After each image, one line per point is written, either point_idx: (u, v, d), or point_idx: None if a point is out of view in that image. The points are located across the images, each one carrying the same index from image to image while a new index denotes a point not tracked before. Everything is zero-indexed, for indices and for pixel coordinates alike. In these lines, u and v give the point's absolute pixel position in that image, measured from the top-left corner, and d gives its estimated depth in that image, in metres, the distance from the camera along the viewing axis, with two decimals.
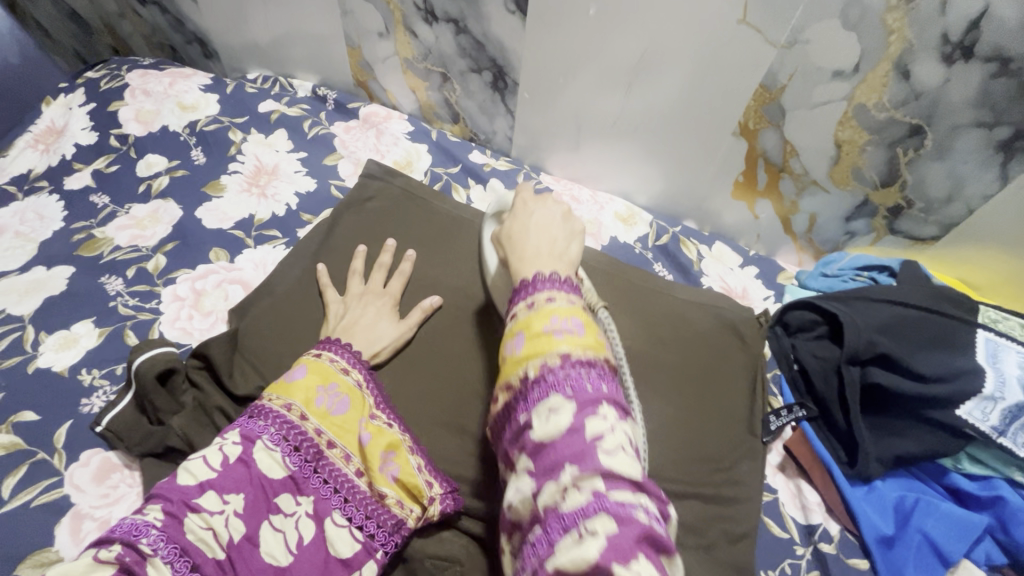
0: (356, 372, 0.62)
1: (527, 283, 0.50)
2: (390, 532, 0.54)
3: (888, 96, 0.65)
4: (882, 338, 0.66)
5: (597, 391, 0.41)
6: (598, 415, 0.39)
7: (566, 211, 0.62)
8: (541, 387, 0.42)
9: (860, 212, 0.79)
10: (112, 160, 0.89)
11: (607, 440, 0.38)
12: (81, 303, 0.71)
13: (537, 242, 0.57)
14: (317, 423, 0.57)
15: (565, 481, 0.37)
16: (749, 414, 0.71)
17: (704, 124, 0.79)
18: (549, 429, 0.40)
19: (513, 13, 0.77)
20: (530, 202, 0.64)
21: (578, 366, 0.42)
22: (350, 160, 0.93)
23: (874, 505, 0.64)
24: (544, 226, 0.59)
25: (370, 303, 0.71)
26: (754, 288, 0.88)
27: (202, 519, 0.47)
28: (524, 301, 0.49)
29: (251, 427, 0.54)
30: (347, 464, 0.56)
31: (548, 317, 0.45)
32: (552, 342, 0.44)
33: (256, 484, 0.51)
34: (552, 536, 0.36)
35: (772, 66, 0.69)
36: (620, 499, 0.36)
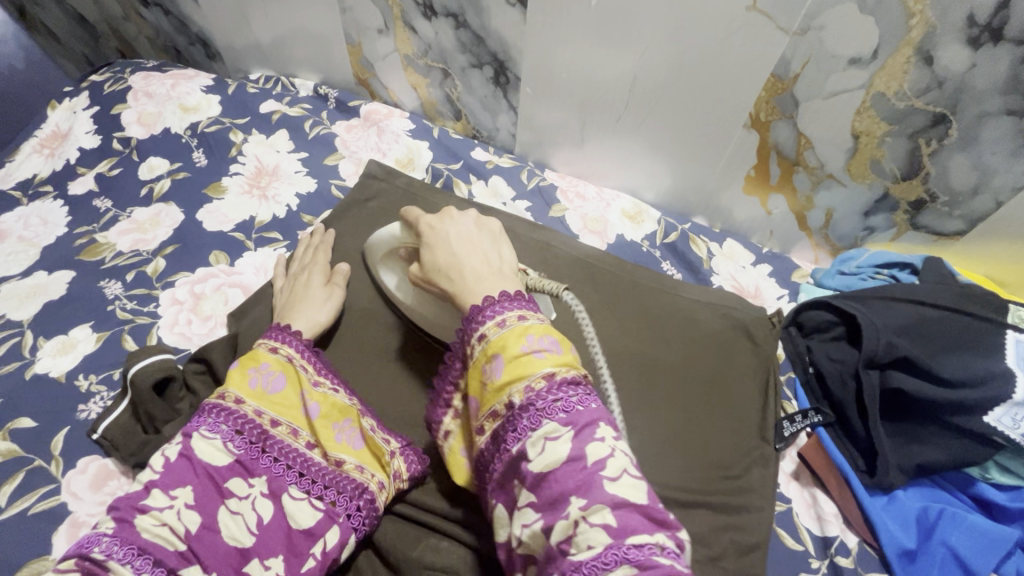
0: (288, 347, 0.59)
1: (485, 301, 0.47)
2: (351, 496, 0.53)
3: (909, 83, 0.62)
4: (902, 340, 0.62)
5: (589, 412, 0.40)
6: (597, 439, 0.39)
7: (477, 217, 0.55)
8: (530, 413, 0.41)
9: (879, 206, 0.75)
10: (115, 163, 0.89)
11: (609, 466, 0.38)
12: (80, 308, 0.71)
13: (474, 262, 0.51)
14: (256, 404, 0.54)
15: (573, 514, 0.37)
16: (762, 419, 0.68)
17: (712, 116, 0.76)
18: (548, 459, 0.39)
19: (512, 6, 0.75)
20: (432, 220, 0.56)
21: (567, 386, 0.41)
22: (351, 160, 0.92)
23: (895, 517, 0.61)
24: (468, 240, 0.53)
25: (302, 276, 0.70)
26: (768, 287, 0.85)
27: (154, 518, 0.45)
28: (491, 318, 0.45)
29: (187, 422, 0.51)
30: (296, 439, 0.54)
31: (524, 336, 0.43)
32: (534, 362, 0.42)
33: (202, 474, 0.49)
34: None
35: (784, 54, 0.66)
36: (639, 543, 0.35)
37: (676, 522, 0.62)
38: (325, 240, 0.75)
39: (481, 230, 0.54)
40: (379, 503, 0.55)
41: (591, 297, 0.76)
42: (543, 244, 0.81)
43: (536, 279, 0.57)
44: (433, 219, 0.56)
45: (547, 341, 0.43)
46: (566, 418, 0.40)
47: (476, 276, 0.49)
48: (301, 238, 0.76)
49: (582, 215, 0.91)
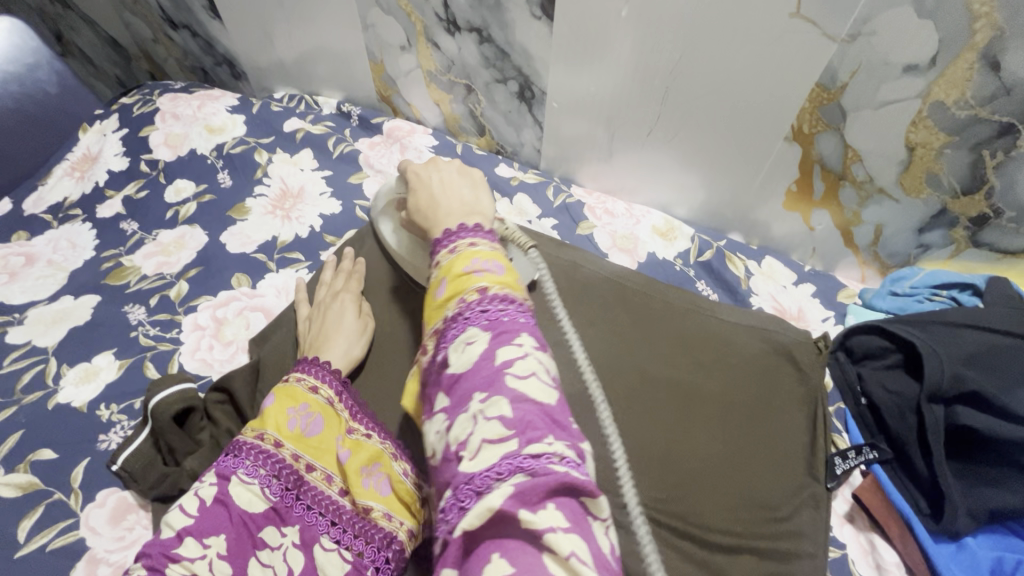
0: (328, 389, 0.57)
1: (449, 232, 0.52)
2: (379, 548, 0.50)
3: (972, 91, 0.57)
4: (971, 372, 0.57)
5: (513, 322, 0.43)
6: (513, 344, 0.41)
7: (459, 167, 0.64)
8: (458, 321, 0.43)
9: (936, 222, 0.69)
10: (142, 186, 0.90)
11: (517, 365, 0.40)
12: (105, 334, 0.70)
13: (450, 202, 0.58)
14: (293, 447, 0.53)
15: (473, 409, 0.38)
16: (812, 454, 0.63)
17: (748, 127, 0.72)
18: (464, 360, 0.41)
19: (538, 18, 0.73)
20: (420, 168, 0.64)
21: (498, 300, 0.44)
22: (375, 179, 0.90)
23: (965, 567, 0.55)
24: (448, 184, 0.61)
25: (331, 305, 0.67)
26: (812, 308, 0.80)
27: (184, 568, 0.45)
28: (446, 247, 0.51)
29: (226, 464, 0.51)
30: (329, 486, 0.53)
31: (470, 258, 0.47)
32: (472, 279, 0.46)
33: (238, 522, 0.48)
34: (463, 500, 0.35)
35: (831, 63, 0.61)
36: (536, 452, 0.35)
37: (715, 566, 0.58)
38: (355, 265, 0.73)
39: (462, 175, 0.62)
40: (408, 552, 0.52)
41: (622, 319, 0.72)
42: (571, 263, 0.77)
43: (509, 230, 0.72)
44: (422, 167, 0.64)
45: (490, 263, 0.47)
46: (487, 322, 0.42)
47: (450, 218, 0.56)
48: (328, 262, 0.74)
49: (611, 232, 0.87)
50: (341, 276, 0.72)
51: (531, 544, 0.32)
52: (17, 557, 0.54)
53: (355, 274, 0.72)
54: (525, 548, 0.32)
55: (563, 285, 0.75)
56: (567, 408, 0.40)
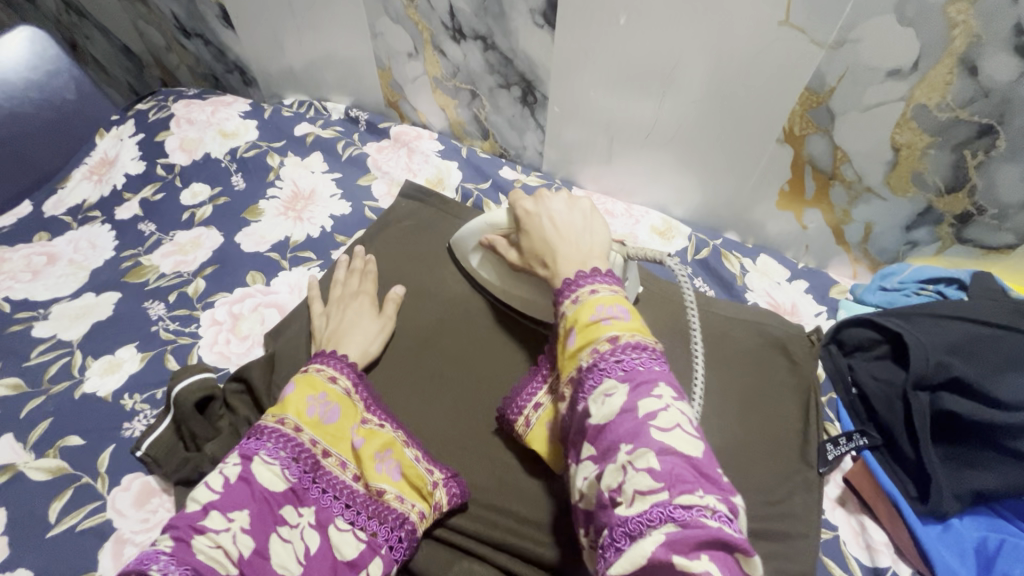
0: (344, 380, 0.62)
1: (567, 281, 0.52)
2: (393, 528, 0.54)
3: (952, 94, 0.60)
4: (954, 360, 0.59)
5: (648, 372, 0.43)
6: (653, 396, 0.41)
7: (567, 198, 0.61)
8: (595, 372, 0.45)
9: (922, 219, 0.72)
10: (158, 188, 0.93)
11: (660, 418, 0.40)
12: (126, 328, 0.73)
13: (568, 244, 0.56)
14: (311, 433, 0.56)
15: (621, 460, 0.39)
16: (803, 441, 0.66)
17: (743, 130, 0.75)
18: (606, 412, 0.43)
19: (541, 27, 0.76)
20: (529, 204, 0.61)
21: (628, 349, 0.44)
22: (383, 181, 0.93)
23: (950, 547, 0.58)
24: (562, 222, 0.58)
25: (349, 304, 0.72)
26: (805, 303, 0.83)
27: (210, 539, 0.47)
28: (570, 295, 0.51)
29: (248, 446, 0.54)
30: (343, 471, 0.56)
31: (594, 306, 0.48)
32: (601, 329, 0.46)
33: (259, 500, 0.50)
34: (618, 542, 0.37)
35: (819, 68, 0.65)
36: (687, 503, 0.36)
37: None
38: (367, 264, 0.77)
39: (577, 208, 0.60)
40: (419, 533, 0.55)
41: (625, 315, 0.75)
42: None
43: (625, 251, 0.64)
44: (532, 206, 0.61)
45: (616, 310, 0.47)
46: (623, 374, 0.43)
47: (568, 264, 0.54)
48: (340, 262, 0.78)
49: (611, 232, 0.90)
50: (355, 276, 0.75)
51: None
52: (48, 537, 0.56)
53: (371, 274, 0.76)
54: None
55: None
56: (714, 459, 0.39)
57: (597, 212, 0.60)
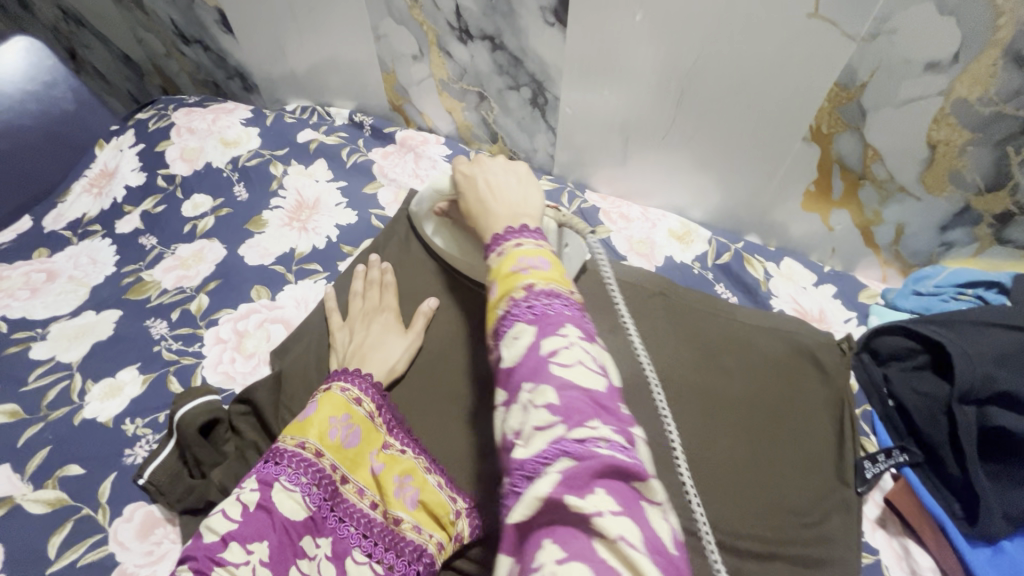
0: (369, 402, 0.59)
1: (496, 236, 0.49)
2: (409, 561, 0.51)
3: (996, 87, 0.56)
4: (1002, 373, 0.56)
5: (558, 314, 0.39)
6: (558, 334, 0.38)
7: (505, 162, 0.61)
8: (506, 318, 0.41)
9: (959, 221, 0.69)
10: (159, 201, 0.90)
11: (561, 354, 0.37)
12: (128, 348, 0.71)
13: (501, 204, 0.54)
14: (332, 458, 0.54)
15: (522, 399, 0.36)
16: (840, 460, 0.62)
17: (768, 129, 0.71)
18: (514, 354, 0.39)
19: (551, 25, 0.73)
20: (466, 168, 0.61)
21: (544, 295, 0.40)
22: (390, 188, 0.91)
23: (1001, 573, 0.54)
24: (496, 184, 0.57)
25: (374, 319, 0.69)
26: (833, 309, 0.79)
27: (228, 572, 0.45)
28: (496, 250, 0.47)
29: (268, 470, 0.52)
30: (361, 499, 0.54)
31: (515, 258, 0.44)
32: (519, 278, 0.42)
33: (280, 530, 0.49)
34: (517, 485, 0.33)
35: (850, 63, 0.61)
36: (580, 437, 0.33)
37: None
38: (385, 275, 0.74)
39: (516, 173, 0.59)
40: (437, 565, 0.53)
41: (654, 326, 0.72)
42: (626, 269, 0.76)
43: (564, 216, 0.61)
44: (467, 168, 0.61)
45: (536, 260, 0.44)
46: (532, 317, 0.39)
47: (500, 219, 0.52)
48: (355, 273, 0.75)
49: (626, 237, 0.87)
50: (373, 288, 0.73)
51: (581, 529, 0.30)
52: (49, 573, 0.54)
53: (386, 286, 0.73)
54: (573, 530, 0.30)
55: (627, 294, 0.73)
56: (618, 395, 0.37)
57: (532, 176, 0.59)
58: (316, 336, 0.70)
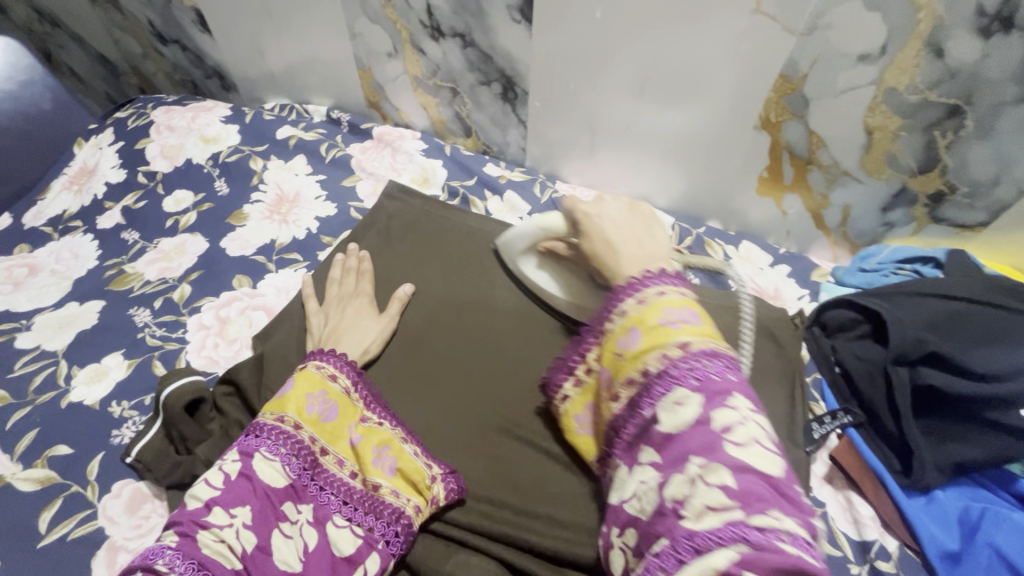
0: (344, 378, 0.62)
1: (631, 280, 0.49)
2: (389, 522, 0.54)
3: (921, 76, 0.62)
4: (931, 335, 0.61)
5: (725, 381, 0.41)
6: (728, 406, 0.40)
7: (625, 199, 0.59)
8: (664, 380, 0.43)
9: (898, 201, 0.74)
10: (140, 196, 0.92)
11: (736, 432, 0.38)
12: (112, 336, 0.73)
13: (629, 248, 0.53)
14: (311, 431, 0.57)
15: (692, 471, 0.38)
16: (790, 421, 0.67)
17: (725, 120, 0.76)
18: (675, 421, 0.41)
19: (518, 22, 0.77)
20: (588, 204, 0.59)
21: (702, 357, 0.42)
22: (368, 182, 0.94)
23: (936, 518, 0.59)
24: (622, 224, 0.56)
25: (348, 304, 0.72)
26: (788, 287, 0.84)
27: (214, 535, 0.49)
28: (633, 295, 0.48)
29: (249, 442, 0.55)
30: (341, 469, 0.57)
31: (661, 309, 0.46)
32: (670, 333, 0.44)
33: (262, 496, 0.52)
34: (682, 553, 0.36)
35: (791, 55, 0.66)
36: (761, 525, 0.35)
37: None
38: (362, 263, 0.78)
39: (632, 212, 0.57)
40: (415, 527, 0.56)
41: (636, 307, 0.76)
42: None
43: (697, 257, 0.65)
44: (590, 204, 0.59)
45: (685, 312, 0.45)
46: (697, 382, 0.41)
47: (631, 265, 0.51)
48: (335, 260, 0.78)
49: None
50: (350, 275, 0.76)
51: None
52: (40, 546, 0.56)
53: (365, 273, 0.77)
54: None
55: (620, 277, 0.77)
56: (792, 476, 0.38)
57: (657, 217, 0.57)
58: (297, 321, 0.73)
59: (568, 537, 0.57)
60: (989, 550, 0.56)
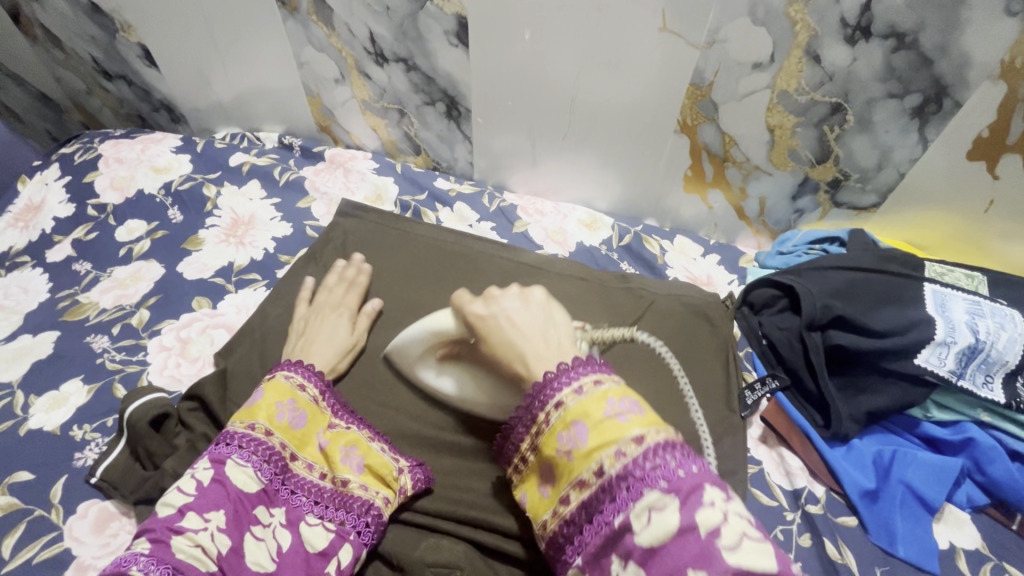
0: (312, 388, 0.65)
1: (556, 371, 0.47)
2: (360, 514, 0.57)
3: (806, 80, 0.71)
4: (836, 302, 0.70)
5: (693, 475, 0.39)
6: (705, 503, 0.37)
7: (524, 292, 0.58)
8: (629, 484, 0.40)
9: (803, 189, 0.84)
10: (91, 228, 0.93)
11: (725, 533, 0.35)
12: (69, 363, 0.73)
13: (530, 340, 0.52)
14: (281, 437, 0.60)
15: (651, 496, 0.39)
16: (726, 389, 0.74)
17: (649, 127, 0.84)
18: (654, 530, 0.38)
19: (456, 46, 0.83)
20: (481, 308, 0.58)
21: (665, 452, 0.40)
22: (322, 201, 0.97)
23: (855, 463, 0.67)
24: (518, 317, 0.54)
25: (327, 317, 0.75)
26: (718, 274, 0.92)
27: (189, 539, 0.48)
28: (566, 386, 0.46)
29: (220, 450, 0.56)
30: (311, 472, 0.60)
31: (605, 400, 0.44)
32: (620, 427, 0.42)
33: (234, 499, 0.53)
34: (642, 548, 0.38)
35: (698, 65, 0.75)
36: (709, 523, 0.36)
37: None
38: (358, 276, 0.81)
39: (535, 305, 0.56)
40: (386, 517, 0.59)
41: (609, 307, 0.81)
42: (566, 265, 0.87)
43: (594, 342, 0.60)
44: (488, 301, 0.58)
45: (627, 402, 0.43)
46: (666, 484, 0.39)
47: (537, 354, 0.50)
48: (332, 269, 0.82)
49: (542, 228, 0.97)
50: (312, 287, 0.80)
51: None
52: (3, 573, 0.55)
53: (354, 285, 0.80)
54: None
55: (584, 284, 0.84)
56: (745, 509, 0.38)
57: (553, 304, 0.57)
58: (257, 336, 0.75)
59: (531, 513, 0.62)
60: (902, 486, 0.65)
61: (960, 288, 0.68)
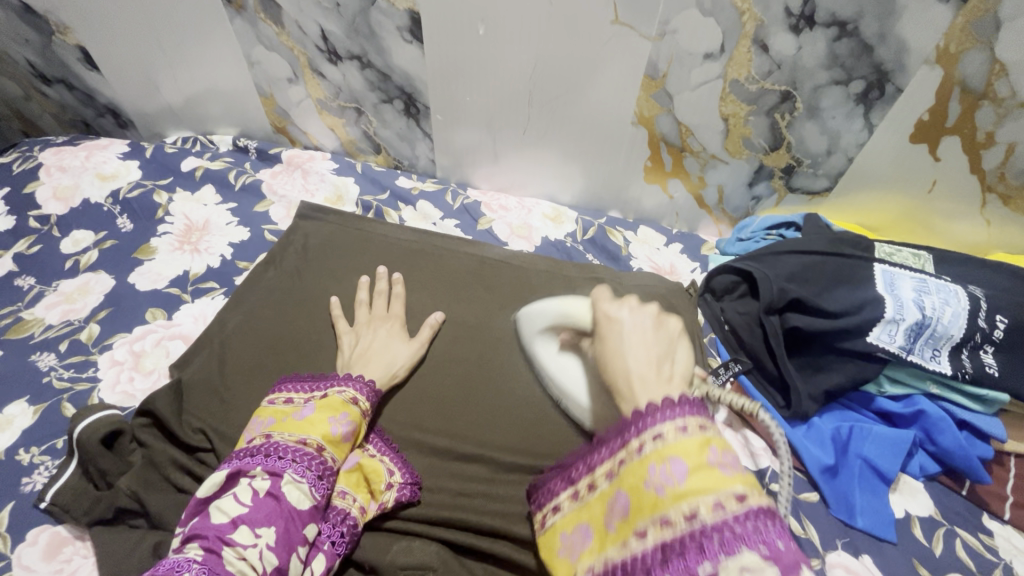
0: (364, 403, 0.63)
1: (647, 406, 0.42)
2: (335, 523, 0.56)
3: (755, 69, 0.73)
4: (792, 285, 0.71)
5: (791, 551, 0.34)
6: (780, 558, 0.34)
7: (657, 310, 0.48)
8: (723, 540, 0.35)
9: (759, 176, 0.85)
10: (33, 241, 0.88)
11: None
12: (13, 384, 0.69)
13: (643, 368, 0.44)
14: (332, 452, 0.57)
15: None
16: None
17: (606, 119, 0.85)
18: (712, 551, 0.36)
19: (409, 42, 0.82)
20: (611, 306, 0.49)
21: (760, 517, 0.35)
22: (281, 205, 0.95)
23: (815, 440, 0.69)
24: (643, 339, 0.46)
25: (380, 326, 0.74)
26: (681, 262, 0.94)
27: (236, 552, 0.46)
28: (658, 421, 0.41)
29: (274, 463, 0.53)
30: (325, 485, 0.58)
31: (711, 446, 0.39)
32: (725, 479, 0.37)
33: (286, 517, 0.50)
34: None
35: (651, 57, 0.75)
36: None
37: None
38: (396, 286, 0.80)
39: (659, 326, 0.47)
40: (360, 526, 0.58)
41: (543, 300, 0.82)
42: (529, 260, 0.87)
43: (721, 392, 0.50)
44: (611, 303, 0.49)
45: (731, 454, 0.39)
46: (767, 552, 0.34)
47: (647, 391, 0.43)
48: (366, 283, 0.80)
49: (507, 223, 0.97)
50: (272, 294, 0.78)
51: None
52: None
53: (399, 295, 0.78)
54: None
55: (542, 271, 0.85)
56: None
57: (684, 335, 0.48)
58: (214, 345, 0.73)
59: (498, 510, 0.62)
60: (859, 460, 0.67)
61: (908, 267, 0.71)
